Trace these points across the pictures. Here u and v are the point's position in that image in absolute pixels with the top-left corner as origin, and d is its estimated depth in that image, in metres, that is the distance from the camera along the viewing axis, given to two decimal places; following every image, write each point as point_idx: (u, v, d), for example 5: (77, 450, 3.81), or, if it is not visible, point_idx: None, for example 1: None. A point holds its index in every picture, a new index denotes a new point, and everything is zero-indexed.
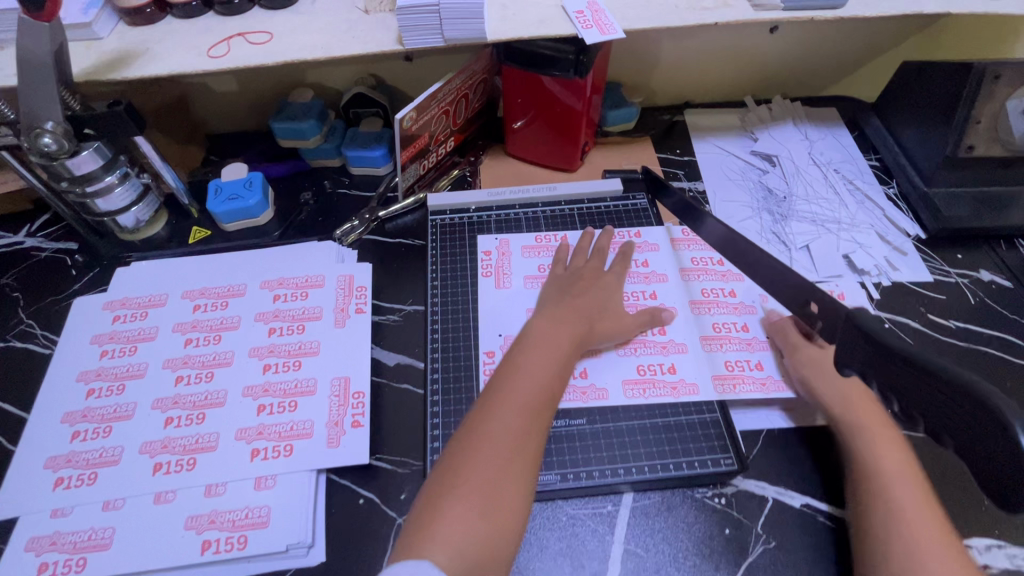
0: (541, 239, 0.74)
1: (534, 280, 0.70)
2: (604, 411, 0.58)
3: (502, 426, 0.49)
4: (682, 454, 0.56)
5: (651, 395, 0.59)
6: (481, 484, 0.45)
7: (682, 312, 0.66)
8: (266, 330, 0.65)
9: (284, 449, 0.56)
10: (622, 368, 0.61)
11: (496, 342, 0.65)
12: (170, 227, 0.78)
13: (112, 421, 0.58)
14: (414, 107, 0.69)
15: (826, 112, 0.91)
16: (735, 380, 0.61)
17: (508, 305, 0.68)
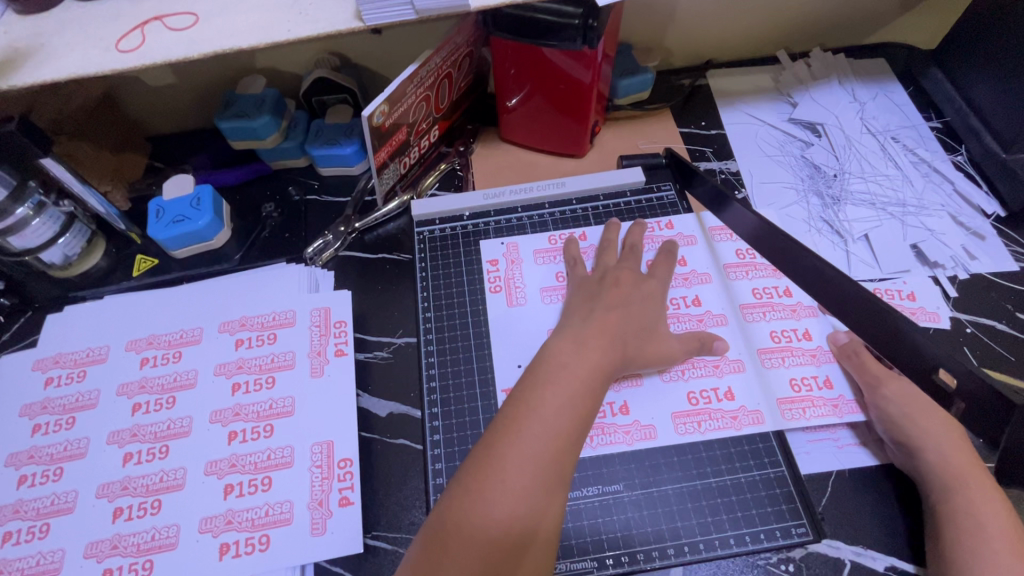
0: (553, 238, 0.62)
1: (553, 290, 0.59)
2: (643, 460, 0.48)
3: (506, 477, 0.40)
4: (743, 523, 0.46)
5: (705, 429, 0.49)
6: (482, 555, 0.38)
7: (730, 320, 0.55)
8: (229, 386, 0.54)
9: (259, 541, 0.47)
10: (671, 397, 0.51)
11: (512, 373, 0.55)
12: (110, 257, 0.66)
13: (50, 517, 0.48)
14: (385, 98, 0.56)
15: (873, 65, 0.77)
16: (804, 404, 0.51)
17: (519, 327, 0.57)
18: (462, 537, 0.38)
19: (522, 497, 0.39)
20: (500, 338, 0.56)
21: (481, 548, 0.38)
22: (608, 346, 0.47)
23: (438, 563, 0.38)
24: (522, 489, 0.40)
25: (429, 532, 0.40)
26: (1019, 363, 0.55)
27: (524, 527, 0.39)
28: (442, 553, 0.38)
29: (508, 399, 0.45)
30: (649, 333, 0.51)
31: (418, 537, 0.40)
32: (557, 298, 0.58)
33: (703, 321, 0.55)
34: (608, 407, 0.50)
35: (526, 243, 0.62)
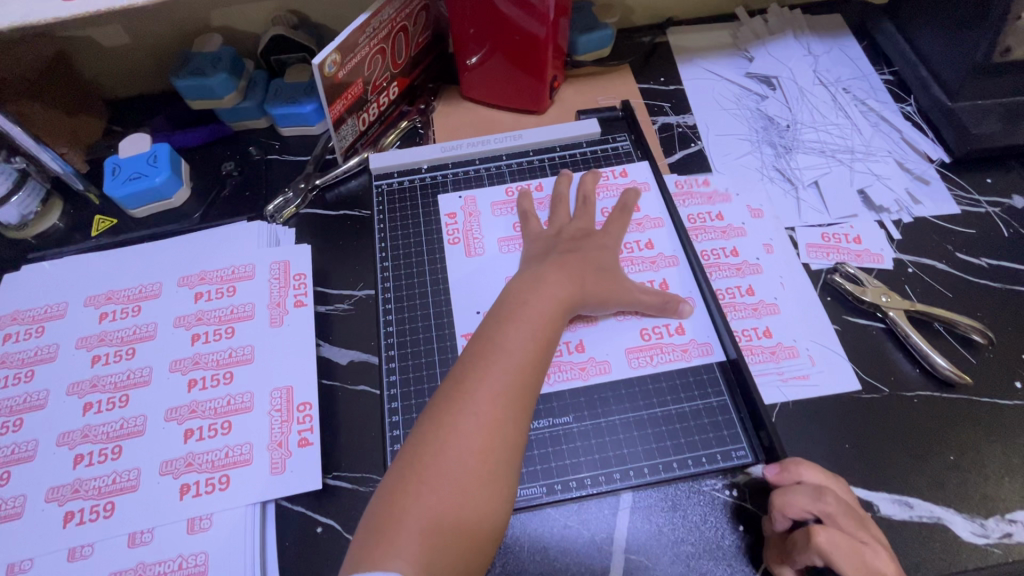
0: (511, 190, 0.63)
1: (509, 239, 0.60)
2: (595, 393, 0.50)
3: (476, 409, 0.41)
4: (688, 449, 0.48)
5: (655, 363, 0.51)
6: (456, 481, 0.39)
7: (681, 261, 0.57)
8: (188, 337, 0.55)
9: (220, 481, 0.48)
10: (625, 333, 0.53)
11: (472, 319, 0.56)
12: (69, 218, 0.66)
13: (11, 465, 0.49)
14: (336, 47, 0.56)
15: (829, 20, 0.79)
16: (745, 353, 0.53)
17: (478, 277, 0.58)
18: (437, 466, 0.39)
19: (493, 428, 0.40)
20: (458, 286, 0.57)
21: (454, 476, 0.39)
22: (560, 287, 0.49)
23: (413, 493, 0.38)
24: (491, 421, 0.41)
25: (401, 463, 0.40)
26: (956, 298, 0.57)
27: (496, 455, 0.40)
28: (416, 482, 0.39)
29: (473, 338, 0.46)
30: (600, 276, 0.52)
31: (391, 470, 0.40)
32: (515, 245, 0.59)
33: (656, 262, 0.57)
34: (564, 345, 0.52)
35: (486, 195, 0.63)
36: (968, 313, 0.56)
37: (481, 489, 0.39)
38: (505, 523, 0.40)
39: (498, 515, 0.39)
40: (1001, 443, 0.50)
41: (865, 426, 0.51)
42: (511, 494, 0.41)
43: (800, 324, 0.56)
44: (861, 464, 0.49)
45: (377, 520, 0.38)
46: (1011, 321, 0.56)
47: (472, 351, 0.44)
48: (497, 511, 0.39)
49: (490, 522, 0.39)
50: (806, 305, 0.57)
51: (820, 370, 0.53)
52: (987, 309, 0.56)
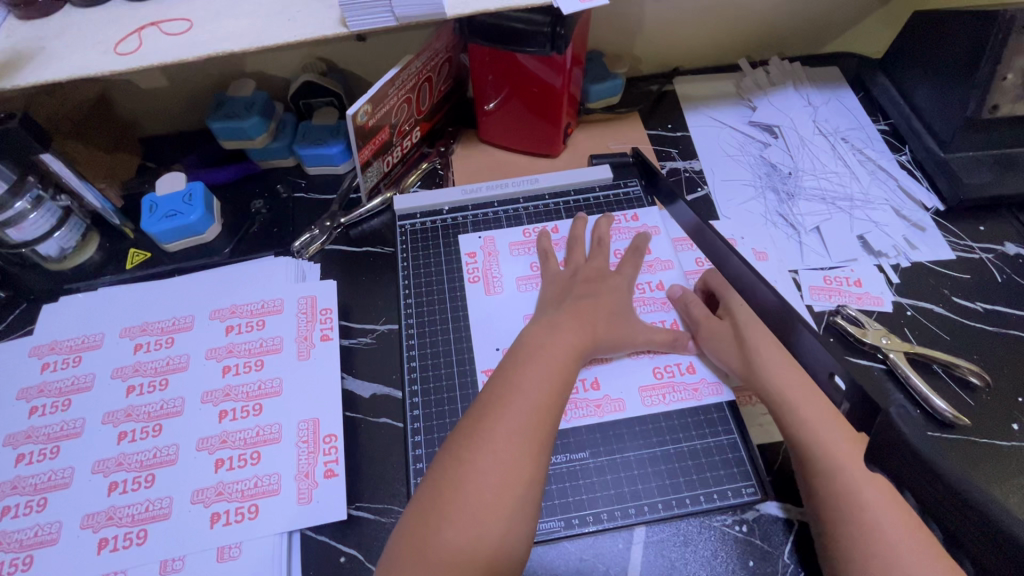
0: (528, 231, 0.66)
1: (525, 279, 0.63)
2: (609, 430, 0.52)
3: (495, 447, 0.43)
4: (698, 485, 0.50)
5: (667, 402, 0.54)
6: (476, 518, 0.40)
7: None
8: (219, 369, 0.57)
9: (249, 510, 0.50)
10: (638, 371, 0.55)
11: (493, 355, 0.58)
12: (105, 251, 0.69)
13: (47, 491, 0.51)
14: (368, 99, 0.60)
15: (827, 73, 0.83)
16: (751, 391, 0.56)
17: (497, 314, 0.61)
18: (457, 503, 0.41)
19: (510, 466, 0.43)
20: (477, 323, 0.60)
21: (474, 512, 0.41)
22: (576, 329, 0.51)
23: (435, 527, 0.40)
24: (509, 459, 0.43)
25: (422, 500, 0.42)
26: (954, 341, 0.60)
27: (514, 493, 0.42)
28: (438, 518, 0.41)
29: (490, 380, 0.48)
30: (615, 316, 0.54)
31: (414, 505, 0.43)
32: (532, 284, 0.62)
33: (667, 303, 0.60)
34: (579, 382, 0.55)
35: (504, 235, 0.66)
36: (965, 355, 0.59)
37: (500, 525, 0.41)
38: (523, 559, 0.42)
39: (516, 551, 0.41)
40: (1001, 483, 0.52)
41: None
42: (530, 530, 0.42)
43: None
44: None
45: (401, 556, 0.40)
46: (1007, 364, 0.58)
47: (491, 391, 0.47)
48: (515, 548, 0.41)
49: (509, 557, 0.41)
50: None
51: None
52: (983, 352, 0.59)
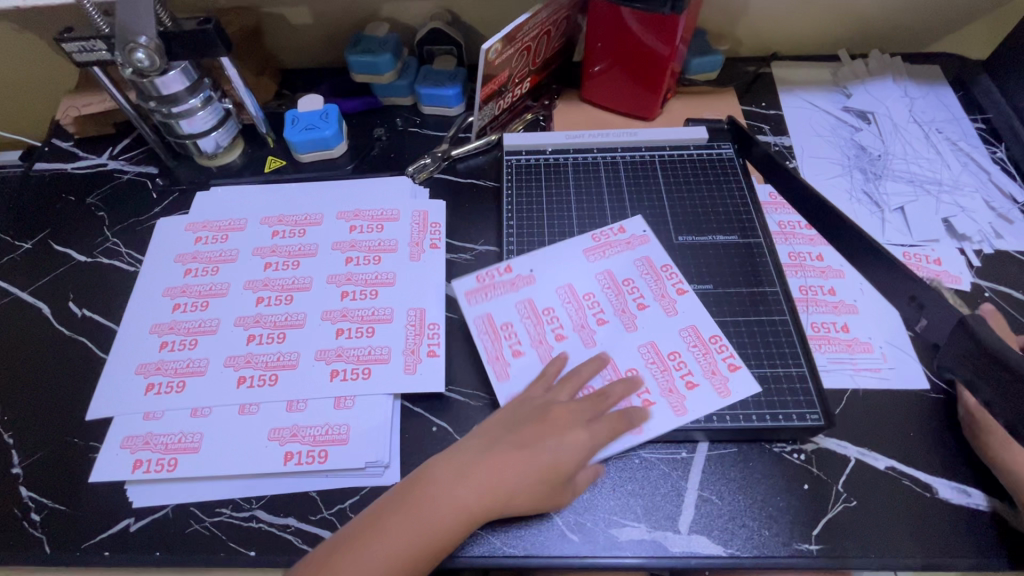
0: (629, 228, 0.67)
1: (596, 249, 0.66)
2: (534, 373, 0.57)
3: (452, 499, 0.47)
4: (778, 406, 0.54)
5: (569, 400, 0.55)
6: (401, 554, 0.46)
7: (726, 372, 0.56)
8: (343, 259, 0.66)
9: (363, 371, 0.58)
10: (620, 358, 0.57)
11: (524, 274, 0.63)
12: (245, 156, 0.79)
13: (197, 334, 0.61)
14: (500, 38, 0.67)
15: (928, 69, 0.85)
16: (820, 340, 0.60)
17: (559, 258, 0.65)
18: (398, 529, 0.46)
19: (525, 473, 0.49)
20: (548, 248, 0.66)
21: (399, 544, 0.46)
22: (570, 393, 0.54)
23: (370, 537, 0.46)
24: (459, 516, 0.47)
25: (381, 506, 0.48)
26: None
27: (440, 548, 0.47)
28: (372, 535, 0.46)
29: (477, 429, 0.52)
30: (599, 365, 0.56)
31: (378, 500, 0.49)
32: (616, 264, 0.64)
33: (709, 349, 0.58)
34: (558, 329, 0.60)
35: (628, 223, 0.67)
36: None
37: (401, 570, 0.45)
38: None
39: None
40: None
41: (927, 422, 0.56)
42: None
43: (876, 324, 0.61)
44: (922, 451, 0.54)
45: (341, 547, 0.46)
46: None
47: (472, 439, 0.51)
48: None
49: None
50: (885, 309, 0.62)
51: (892, 366, 0.59)
52: None
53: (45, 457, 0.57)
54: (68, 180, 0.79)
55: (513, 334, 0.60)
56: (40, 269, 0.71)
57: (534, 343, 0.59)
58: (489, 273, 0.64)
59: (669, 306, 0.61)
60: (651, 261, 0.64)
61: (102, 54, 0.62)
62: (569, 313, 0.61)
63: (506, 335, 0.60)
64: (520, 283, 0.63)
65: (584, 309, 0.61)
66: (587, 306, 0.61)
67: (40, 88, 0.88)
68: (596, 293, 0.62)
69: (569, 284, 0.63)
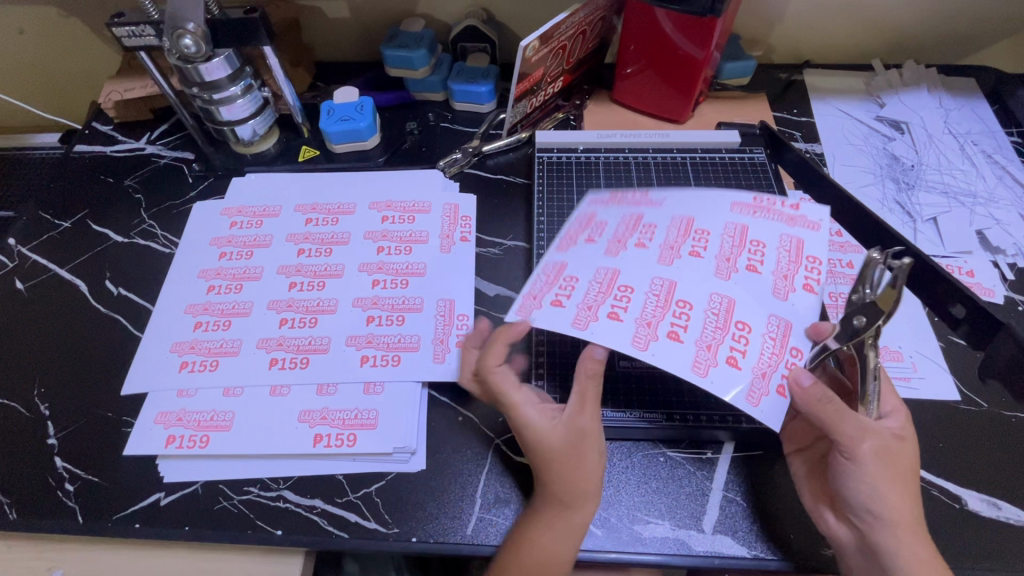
0: (765, 208, 0.52)
1: (749, 206, 0.52)
2: (594, 258, 0.52)
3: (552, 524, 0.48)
4: None
5: (592, 292, 0.50)
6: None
7: (771, 387, 0.47)
8: (375, 248, 0.67)
9: (392, 358, 0.59)
10: (682, 288, 0.50)
11: (650, 195, 0.55)
12: (280, 145, 0.80)
13: (231, 316, 0.62)
14: (538, 36, 0.67)
15: (963, 81, 0.84)
16: None
17: (694, 195, 0.54)
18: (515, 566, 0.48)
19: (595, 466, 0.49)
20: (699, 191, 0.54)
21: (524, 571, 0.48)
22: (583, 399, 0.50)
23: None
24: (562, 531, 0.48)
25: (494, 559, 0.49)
26: None
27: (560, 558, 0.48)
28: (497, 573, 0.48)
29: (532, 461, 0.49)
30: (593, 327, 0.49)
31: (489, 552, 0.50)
32: (761, 228, 0.52)
33: (729, 329, 0.48)
34: (643, 237, 0.53)
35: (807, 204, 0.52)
36: None
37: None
38: None
39: None
40: None
41: (958, 433, 0.55)
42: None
43: (907, 333, 0.61)
44: (952, 463, 0.54)
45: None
46: None
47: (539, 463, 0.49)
48: None
49: None
50: (915, 319, 0.62)
51: (921, 376, 0.59)
52: None
53: (79, 430, 0.58)
54: (107, 163, 0.81)
55: (599, 222, 0.55)
56: (78, 248, 0.73)
57: (612, 240, 0.53)
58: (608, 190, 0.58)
59: (782, 288, 0.50)
60: (801, 247, 0.51)
61: (150, 39, 0.64)
62: (668, 233, 0.53)
63: (595, 227, 0.54)
64: (643, 203, 0.55)
65: (688, 237, 0.52)
66: (693, 237, 0.52)
67: (83, 74, 0.91)
68: (712, 233, 0.52)
69: (690, 217, 0.53)
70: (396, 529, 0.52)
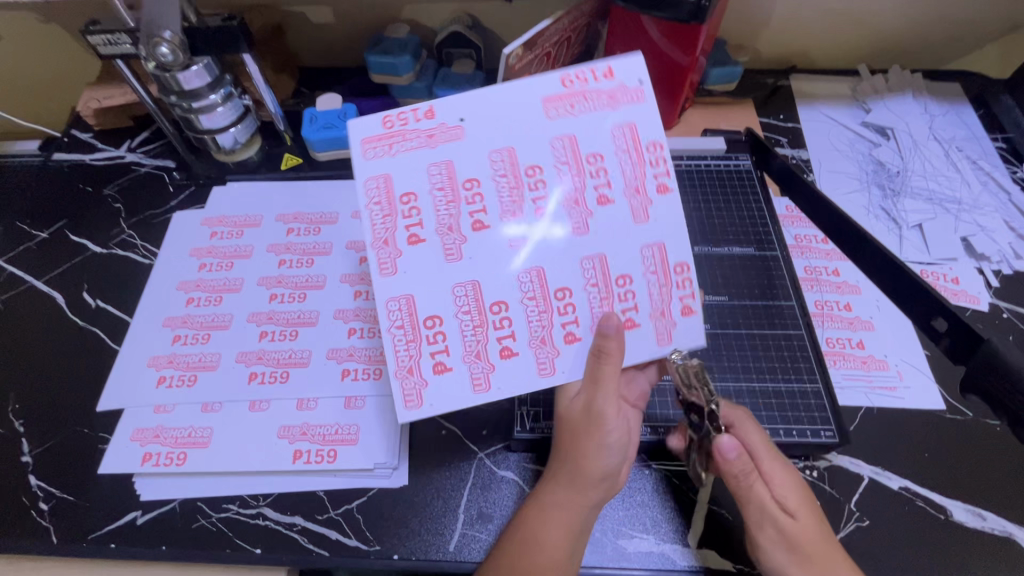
0: (571, 83, 0.48)
1: (561, 99, 0.48)
2: (430, 272, 0.46)
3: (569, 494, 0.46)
4: (792, 422, 0.54)
5: (464, 330, 0.46)
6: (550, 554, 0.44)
7: (674, 317, 0.48)
8: (357, 258, 0.66)
9: (374, 372, 0.58)
10: (553, 273, 0.47)
11: (449, 124, 0.47)
12: (262, 153, 0.79)
13: (210, 329, 0.61)
14: (522, 43, 0.66)
15: (949, 86, 0.85)
16: (835, 357, 0.60)
17: (505, 107, 0.47)
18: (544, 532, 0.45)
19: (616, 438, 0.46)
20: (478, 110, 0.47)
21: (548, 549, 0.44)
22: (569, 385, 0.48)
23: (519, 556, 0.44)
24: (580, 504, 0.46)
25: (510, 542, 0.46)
26: None
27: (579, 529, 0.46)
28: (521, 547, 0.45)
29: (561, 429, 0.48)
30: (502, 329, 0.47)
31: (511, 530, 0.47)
32: (584, 129, 0.47)
33: (612, 288, 0.47)
34: (478, 217, 0.46)
35: (616, 64, 0.47)
36: None
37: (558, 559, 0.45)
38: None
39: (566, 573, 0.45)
40: None
41: (944, 442, 0.55)
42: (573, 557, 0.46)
43: (891, 341, 0.61)
44: (938, 472, 0.54)
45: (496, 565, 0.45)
46: None
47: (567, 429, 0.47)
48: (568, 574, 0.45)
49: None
50: (901, 328, 0.62)
51: (907, 385, 0.58)
52: None
53: (54, 447, 0.57)
54: (86, 171, 0.80)
55: (414, 209, 0.46)
56: (55, 259, 0.71)
57: (439, 228, 0.46)
58: (399, 115, 0.47)
59: (640, 208, 0.47)
60: (636, 131, 0.47)
61: (127, 47, 0.63)
62: (499, 194, 0.47)
63: (406, 211, 0.46)
64: (441, 135, 0.47)
65: (522, 181, 0.47)
66: (527, 183, 0.47)
67: (63, 81, 0.89)
68: (545, 168, 0.47)
69: (512, 147, 0.47)
70: (377, 546, 0.51)
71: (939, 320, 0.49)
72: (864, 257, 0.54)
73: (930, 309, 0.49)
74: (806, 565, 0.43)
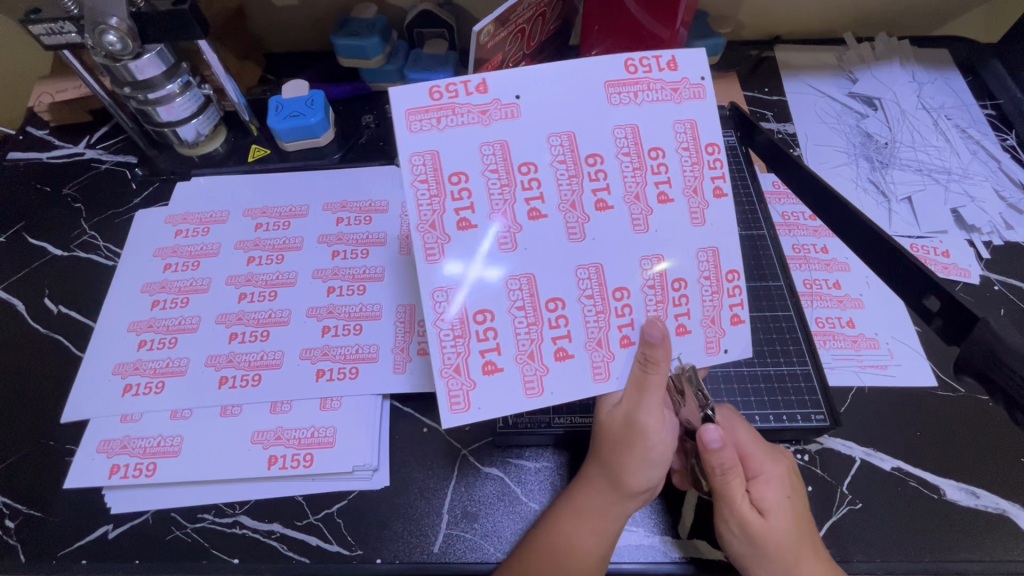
0: (633, 68, 0.44)
1: (624, 86, 0.44)
2: (482, 263, 0.43)
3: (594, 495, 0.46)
4: (782, 406, 0.52)
5: (518, 329, 0.43)
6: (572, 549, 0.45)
7: (726, 324, 0.46)
8: (329, 253, 0.64)
9: (350, 370, 0.56)
10: (611, 270, 0.44)
11: (504, 101, 0.43)
12: (228, 145, 0.76)
13: (177, 332, 0.59)
14: (493, 19, 0.62)
15: (936, 53, 0.82)
16: (825, 336, 0.59)
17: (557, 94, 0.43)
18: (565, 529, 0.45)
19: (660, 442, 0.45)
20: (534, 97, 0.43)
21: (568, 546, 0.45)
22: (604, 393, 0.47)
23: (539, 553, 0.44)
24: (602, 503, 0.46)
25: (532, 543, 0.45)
26: None
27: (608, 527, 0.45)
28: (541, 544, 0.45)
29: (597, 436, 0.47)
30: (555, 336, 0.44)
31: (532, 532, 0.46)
32: (650, 121, 0.44)
33: (667, 294, 0.45)
34: (534, 204, 0.43)
35: (682, 55, 0.44)
36: None
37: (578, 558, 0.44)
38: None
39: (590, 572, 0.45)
40: None
41: (936, 420, 0.54)
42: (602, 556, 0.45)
43: (880, 318, 0.60)
44: (930, 451, 0.53)
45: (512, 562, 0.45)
46: None
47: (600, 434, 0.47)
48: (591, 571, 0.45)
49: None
50: (890, 304, 0.61)
51: (898, 363, 0.57)
52: None
53: (18, 462, 0.54)
54: (42, 170, 0.76)
55: (465, 191, 0.42)
56: (13, 264, 0.68)
57: (492, 213, 0.43)
58: (448, 86, 0.42)
59: (697, 210, 0.45)
60: (696, 129, 0.45)
61: (72, 37, 0.59)
62: (557, 181, 0.43)
63: (456, 195, 0.42)
64: (492, 112, 0.43)
65: (582, 171, 0.44)
66: (587, 172, 0.44)
67: (14, 74, 0.85)
68: (605, 157, 0.44)
69: (572, 131, 0.44)
70: (359, 550, 0.49)
71: (931, 299, 0.47)
72: (852, 231, 0.52)
73: (920, 288, 0.48)
74: (766, 558, 0.43)
